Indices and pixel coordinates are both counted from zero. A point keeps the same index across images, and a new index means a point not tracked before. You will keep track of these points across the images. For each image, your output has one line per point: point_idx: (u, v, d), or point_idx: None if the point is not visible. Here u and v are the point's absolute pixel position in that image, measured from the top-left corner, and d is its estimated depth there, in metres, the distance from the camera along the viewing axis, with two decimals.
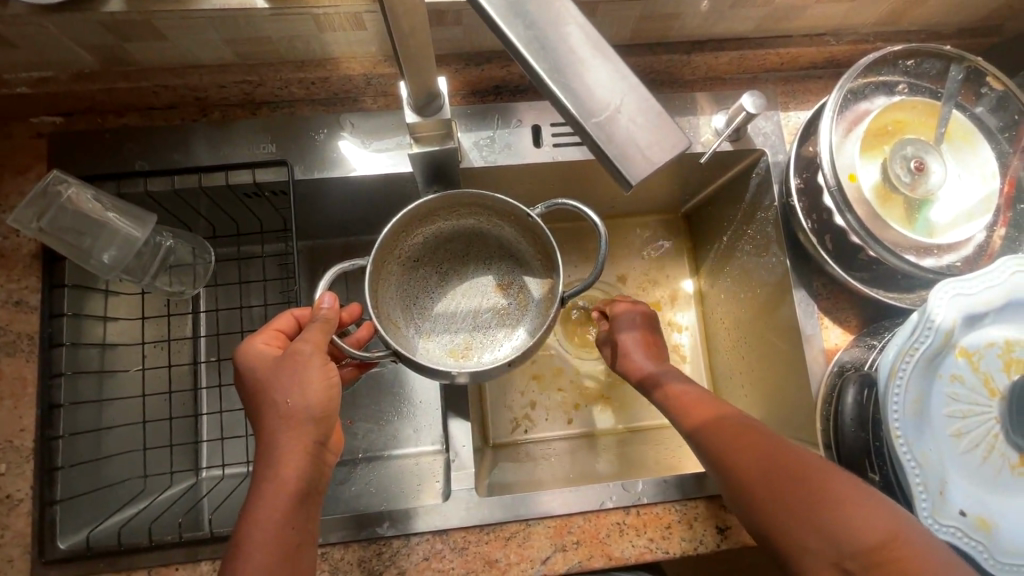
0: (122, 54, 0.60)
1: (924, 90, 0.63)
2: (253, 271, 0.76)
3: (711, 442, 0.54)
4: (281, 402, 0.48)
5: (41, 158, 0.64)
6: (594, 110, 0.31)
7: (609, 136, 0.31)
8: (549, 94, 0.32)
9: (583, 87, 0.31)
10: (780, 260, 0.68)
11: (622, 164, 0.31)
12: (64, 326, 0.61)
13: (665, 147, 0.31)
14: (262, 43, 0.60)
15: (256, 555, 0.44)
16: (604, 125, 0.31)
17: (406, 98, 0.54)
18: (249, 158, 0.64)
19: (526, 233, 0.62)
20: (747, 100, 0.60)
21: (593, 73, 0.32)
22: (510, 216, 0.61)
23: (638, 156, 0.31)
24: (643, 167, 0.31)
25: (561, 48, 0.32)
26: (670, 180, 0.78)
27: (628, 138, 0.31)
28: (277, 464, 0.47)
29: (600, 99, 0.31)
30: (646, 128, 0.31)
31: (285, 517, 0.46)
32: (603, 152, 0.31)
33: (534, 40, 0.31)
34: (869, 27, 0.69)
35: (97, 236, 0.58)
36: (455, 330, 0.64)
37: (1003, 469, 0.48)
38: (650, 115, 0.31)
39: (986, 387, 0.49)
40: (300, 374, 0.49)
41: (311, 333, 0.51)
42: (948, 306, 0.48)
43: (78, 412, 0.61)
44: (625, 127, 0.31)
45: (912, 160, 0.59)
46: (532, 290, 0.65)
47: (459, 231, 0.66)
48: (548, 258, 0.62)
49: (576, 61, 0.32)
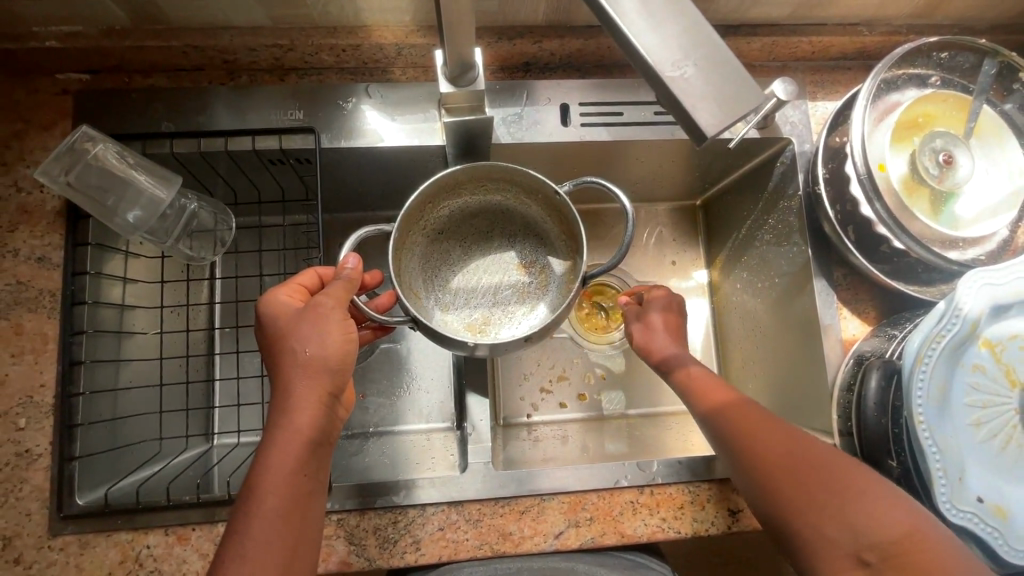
0: (154, 11, 0.59)
1: (956, 84, 0.63)
2: (271, 240, 0.76)
3: (733, 419, 0.54)
4: (299, 350, 0.48)
5: (68, 115, 0.63)
6: (672, 64, 0.33)
7: (685, 89, 0.33)
8: (631, 47, 0.33)
9: (659, 40, 0.33)
10: (801, 249, 0.68)
11: (696, 116, 0.34)
12: (86, 285, 0.61)
13: (743, 102, 0.34)
14: (295, 6, 0.60)
15: (269, 497, 0.45)
16: (679, 78, 0.33)
17: (441, 67, 0.54)
18: (276, 123, 0.64)
19: (553, 212, 0.62)
20: (779, 87, 0.61)
21: (668, 26, 0.33)
22: (537, 193, 0.61)
23: (712, 109, 0.33)
24: (720, 120, 0.33)
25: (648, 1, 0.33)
26: (691, 167, 0.78)
27: (708, 94, 0.33)
28: (291, 412, 0.47)
29: (676, 51, 0.33)
30: (719, 82, 0.34)
31: (298, 466, 0.46)
32: (677, 104, 0.34)
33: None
34: (903, 19, 0.68)
35: (122, 195, 0.58)
36: (474, 306, 0.64)
37: (1019, 459, 0.49)
38: (724, 75, 0.34)
39: (1007, 378, 0.50)
40: (321, 324, 0.49)
41: (334, 290, 0.51)
42: (976, 296, 0.48)
43: (98, 371, 0.61)
44: (698, 80, 0.33)
45: (941, 153, 0.60)
46: (554, 269, 0.65)
47: (485, 207, 0.66)
48: (572, 237, 0.62)
49: (652, 14, 0.33)
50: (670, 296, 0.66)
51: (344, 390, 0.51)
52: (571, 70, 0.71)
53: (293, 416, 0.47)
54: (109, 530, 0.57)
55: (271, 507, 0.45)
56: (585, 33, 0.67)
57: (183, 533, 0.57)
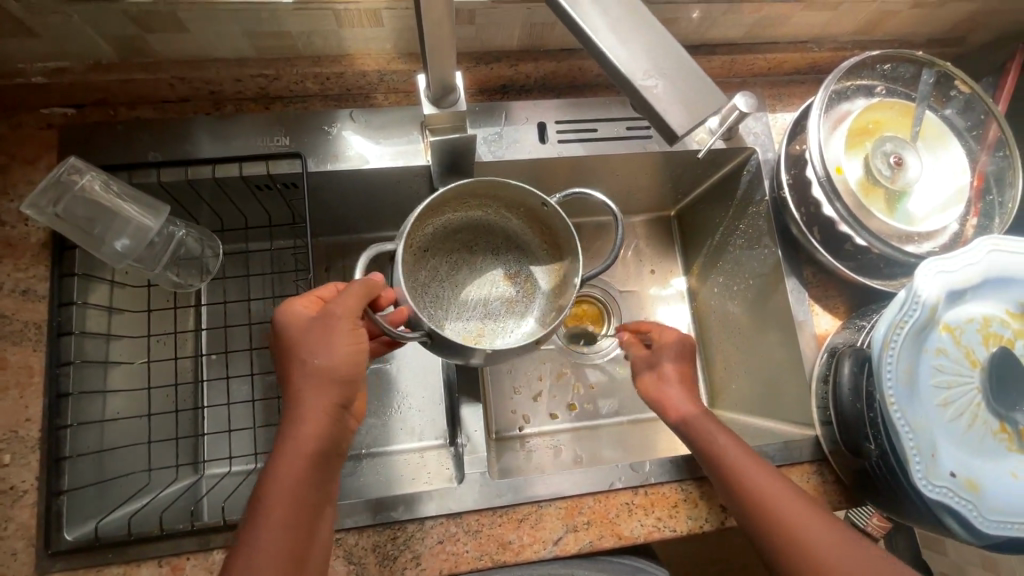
0: (140, 46, 0.61)
1: (899, 93, 0.69)
2: (258, 265, 0.77)
3: (697, 440, 0.60)
4: (309, 361, 0.49)
5: (52, 149, 0.64)
6: (643, 72, 0.36)
7: (657, 95, 0.36)
8: (606, 58, 0.36)
9: (630, 52, 0.36)
10: (772, 251, 0.72)
11: (668, 118, 0.36)
12: (72, 315, 0.60)
13: (703, 106, 0.37)
14: (280, 37, 0.62)
15: (275, 507, 0.45)
16: (651, 85, 0.36)
17: (424, 90, 0.57)
18: (262, 149, 0.66)
19: (534, 224, 0.66)
20: (740, 99, 0.66)
21: (636, 39, 0.36)
22: (520, 207, 0.64)
23: (681, 111, 0.36)
24: (688, 122, 0.37)
25: (621, 18, 0.37)
26: (666, 179, 0.82)
27: (675, 101, 0.36)
28: (300, 422, 0.48)
29: (646, 62, 0.36)
30: (685, 88, 0.37)
31: (304, 476, 0.46)
32: (650, 109, 0.36)
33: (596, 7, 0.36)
34: (847, 36, 0.73)
35: (109, 224, 0.58)
36: (466, 317, 0.66)
37: (986, 435, 0.53)
38: (689, 83, 0.37)
39: (968, 359, 0.54)
40: (331, 335, 0.50)
41: (346, 300, 0.51)
42: (932, 283, 0.51)
43: (84, 402, 0.60)
44: (667, 87, 0.36)
45: (891, 155, 0.65)
46: (539, 278, 0.68)
47: (466, 223, 0.68)
48: (556, 245, 0.65)
49: (623, 30, 0.36)
50: (684, 342, 0.67)
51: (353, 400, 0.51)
52: (547, 90, 0.74)
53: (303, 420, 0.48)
54: (99, 564, 0.55)
55: (280, 514, 0.45)
56: (557, 56, 0.71)
57: (177, 564, 0.56)
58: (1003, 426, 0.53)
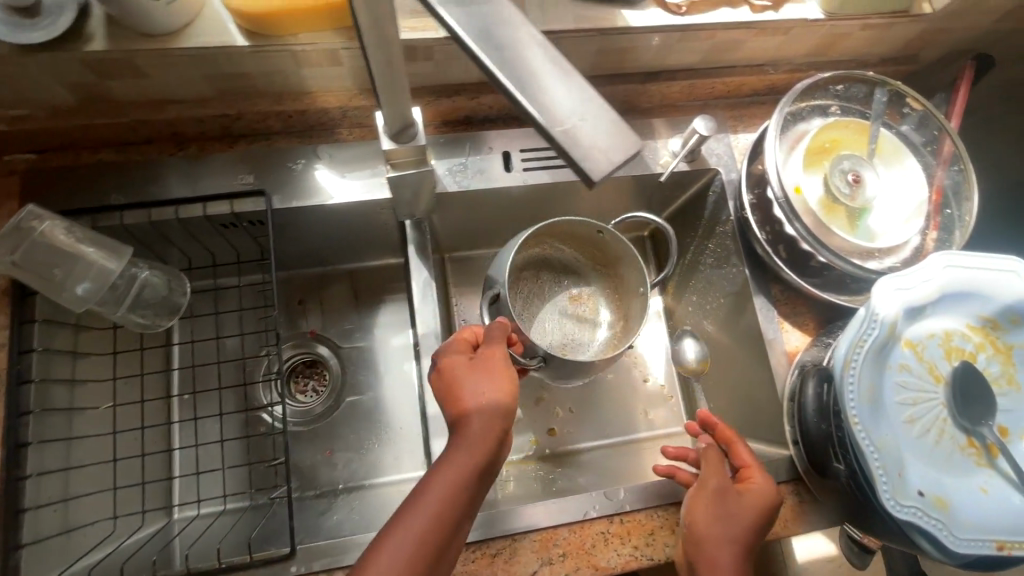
0: (101, 92, 0.61)
1: (855, 112, 0.70)
2: (229, 301, 0.76)
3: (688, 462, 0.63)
4: (476, 393, 0.54)
5: (13, 195, 0.63)
6: (559, 118, 0.33)
7: (574, 140, 0.33)
8: (519, 104, 0.34)
9: (545, 99, 0.33)
10: (739, 271, 0.73)
11: (586, 162, 0.32)
12: (33, 362, 0.59)
13: (622, 146, 0.33)
14: (241, 79, 0.62)
15: (421, 521, 0.47)
16: (569, 131, 0.33)
17: (383, 126, 0.56)
18: (227, 188, 0.66)
19: (587, 249, 0.76)
20: (700, 124, 0.67)
21: (554, 86, 0.34)
22: (577, 236, 0.75)
23: (601, 156, 0.32)
24: (608, 166, 0.32)
25: (531, 63, 0.34)
26: (634, 202, 0.83)
27: (592, 142, 0.33)
28: (466, 447, 0.51)
29: (564, 108, 0.33)
30: (607, 133, 0.33)
31: (458, 498, 0.49)
32: (567, 153, 0.33)
33: (506, 54, 0.34)
34: (802, 59, 0.75)
35: (70, 269, 0.58)
36: (549, 338, 0.75)
37: (953, 450, 0.52)
38: (607, 123, 0.33)
39: (931, 374, 0.54)
40: (490, 374, 0.55)
41: (494, 347, 0.58)
42: (889, 301, 0.52)
43: (47, 451, 0.59)
44: (585, 132, 0.33)
45: (849, 173, 0.66)
46: (599, 302, 0.79)
47: (529, 260, 0.77)
48: (608, 264, 0.77)
49: (540, 77, 0.34)
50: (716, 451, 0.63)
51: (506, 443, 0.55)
52: (511, 120, 0.75)
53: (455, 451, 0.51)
54: None
55: (415, 535, 0.47)
56: None
57: None
58: (970, 441, 0.53)
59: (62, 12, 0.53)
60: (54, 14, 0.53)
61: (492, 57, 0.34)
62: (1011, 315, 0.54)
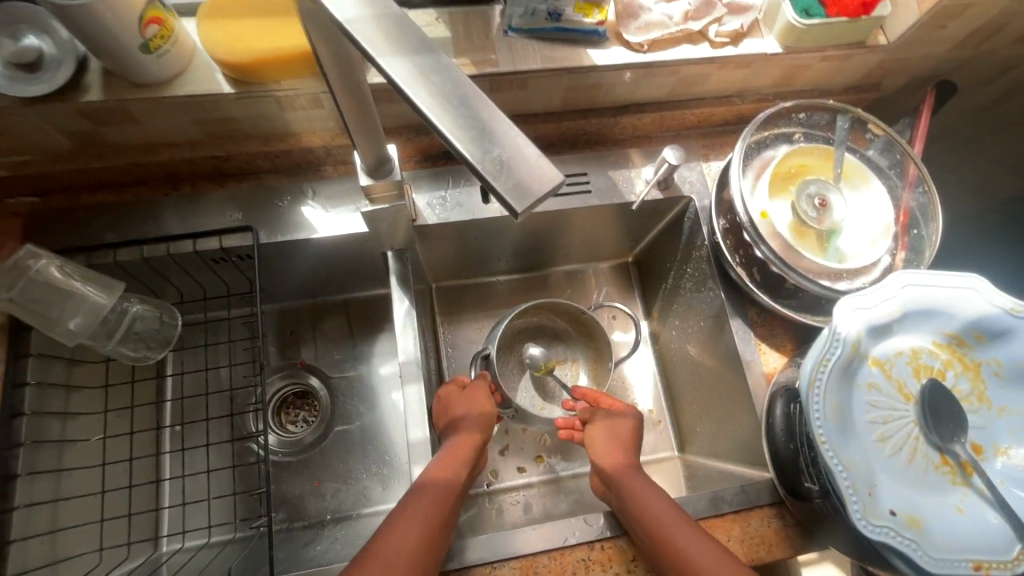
0: (98, 138, 0.64)
1: (819, 138, 0.73)
2: (219, 333, 0.78)
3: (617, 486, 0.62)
4: (466, 408, 0.70)
5: (14, 235, 0.66)
6: (479, 146, 0.30)
7: (493, 168, 0.30)
8: (440, 137, 0.31)
9: (465, 127, 0.31)
10: (716, 294, 0.74)
11: (507, 192, 0.29)
12: (26, 396, 0.62)
13: (546, 178, 0.30)
14: (229, 123, 0.66)
15: (426, 492, 0.57)
16: (491, 158, 0.30)
17: (359, 163, 0.59)
18: (218, 225, 0.69)
19: (575, 325, 0.83)
20: (669, 153, 0.70)
21: (471, 113, 0.31)
22: (566, 313, 0.82)
23: (521, 185, 0.30)
24: (530, 195, 0.29)
25: (451, 99, 0.32)
26: (615, 229, 0.85)
27: (517, 175, 0.30)
28: (456, 444, 0.65)
29: (483, 135, 0.31)
30: (527, 160, 0.30)
31: (452, 480, 0.60)
32: (487, 181, 0.29)
33: (421, 90, 0.32)
34: (768, 90, 0.78)
35: (64, 306, 0.61)
36: (531, 395, 0.81)
37: (927, 468, 0.52)
38: (531, 155, 0.30)
39: (901, 393, 0.54)
40: (477, 395, 0.72)
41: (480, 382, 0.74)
42: (850, 319, 0.53)
43: (36, 483, 0.61)
44: (507, 159, 0.30)
45: (816, 198, 0.68)
46: (583, 371, 0.84)
47: (526, 327, 0.83)
48: (592, 340, 0.82)
49: (457, 107, 0.31)
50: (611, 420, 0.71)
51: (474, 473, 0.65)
52: None
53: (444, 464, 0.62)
54: None
55: (421, 516, 0.54)
56: None
57: None
58: (944, 459, 0.53)
59: (61, 66, 0.57)
60: (54, 69, 0.57)
61: (408, 95, 0.32)
62: (976, 332, 0.55)
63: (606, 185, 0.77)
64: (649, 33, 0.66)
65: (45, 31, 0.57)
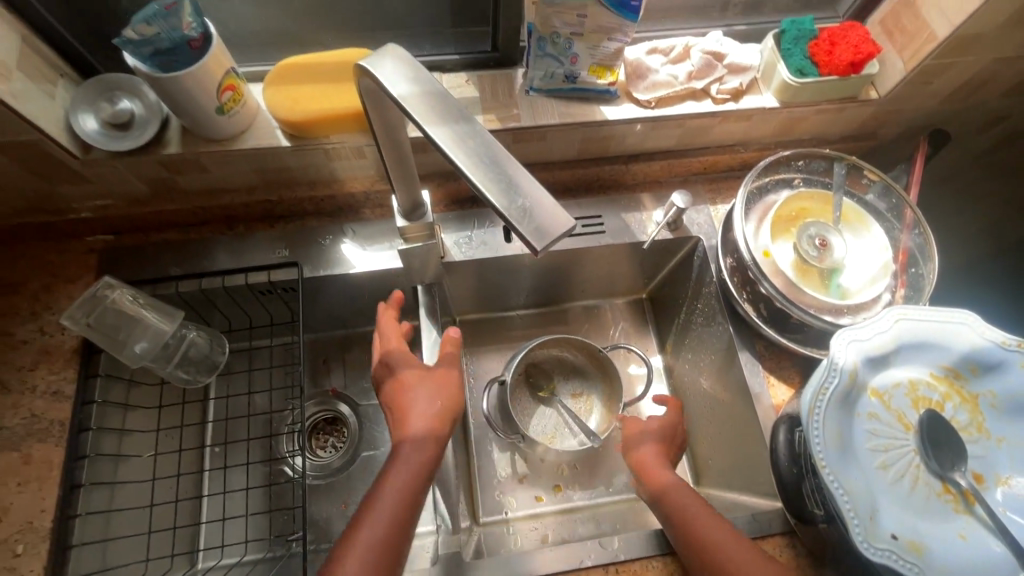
0: (170, 185, 0.74)
1: (818, 183, 0.78)
2: (261, 360, 0.85)
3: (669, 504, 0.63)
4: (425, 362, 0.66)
5: (91, 269, 0.75)
6: (507, 196, 0.37)
7: (516, 214, 0.36)
8: (474, 189, 0.37)
9: (495, 181, 0.37)
10: (725, 328, 0.78)
11: (527, 234, 0.35)
12: (92, 413, 0.68)
13: (560, 223, 0.36)
14: (283, 171, 0.75)
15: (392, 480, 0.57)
16: (516, 206, 0.36)
17: (396, 207, 0.66)
18: (267, 260, 0.77)
19: (592, 361, 0.88)
20: (677, 198, 0.76)
21: (499, 170, 0.38)
22: (584, 350, 0.87)
23: (539, 228, 0.36)
24: (547, 236, 0.35)
25: (484, 158, 0.38)
26: (629, 267, 0.90)
27: (537, 220, 0.36)
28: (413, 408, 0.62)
29: (510, 188, 0.37)
30: (545, 209, 0.36)
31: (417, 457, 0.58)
32: (511, 226, 0.36)
33: (460, 152, 0.39)
34: (769, 139, 0.84)
35: (131, 330, 0.68)
36: (544, 422, 0.85)
37: (929, 495, 0.54)
38: (549, 204, 0.37)
39: (901, 422, 0.57)
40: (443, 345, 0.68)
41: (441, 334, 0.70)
42: (847, 350, 0.57)
43: (94, 493, 0.67)
44: (528, 207, 0.36)
45: (816, 238, 0.72)
46: (596, 404, 0.87)
47: (547, 358, 0.88)
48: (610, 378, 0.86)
49: (489, 164, 0.38)
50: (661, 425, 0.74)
51: (422, 505, 0.58)
52: None
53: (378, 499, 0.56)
54: None
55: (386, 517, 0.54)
56: None
57: None
58: (946, 487, 0.55)
59: (148, 125, 0.66)
60: (142, 126, 0.67)
61: (449, 155, 0.39)
62: (971, 365, 0.58)
63: (619, 226, 0.83)
64: (656, 91, 0.74)
65: (136, 94, 0.67)
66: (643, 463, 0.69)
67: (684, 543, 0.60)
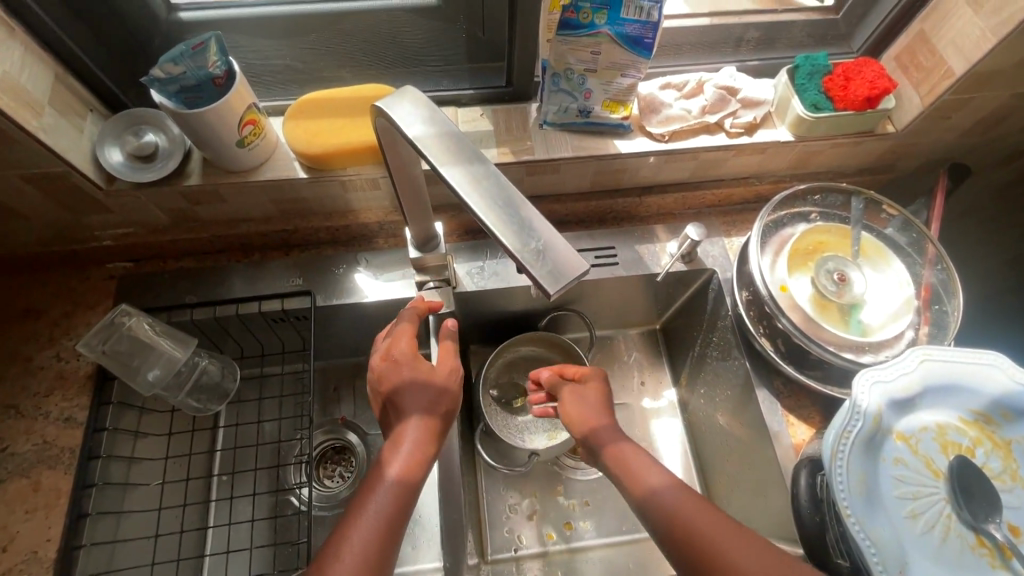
0: (189, 215, 0.75)
1: (836, 217, 0.77)
2: (271, 388, 0.85)
3: (660, 504, 0.57)
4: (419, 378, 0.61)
5: (110, 296, 0.77)
6: (520, 238, 0.36)
7: (530, 257, 0.36)
8: (488, 232, 0.37)
9: (509, 222, 0.37)
10: (741, 363, 0.76)
11: (542, 277, 0.35)
12: (102, 440, 0.68)
13: (574, 266, 0.36)
14: (299, 201, 0.76)
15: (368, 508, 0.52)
16: (530, 249, 0.36)
17: (410, 238, 0.67)
18: (280, 289, 0.77)
19: (546, 347, 0.87)
20: (691, 230, 0.75)
21: (511, 211, 0.38)
22: (533, 339, 0.87)
23: (553, 271, 0.36)
24: (560, 281, 0.35)
25: (498, 201, 0.38)
26: (641, 299, 0.89)
27: (552, 262, 0.36)
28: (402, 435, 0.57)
29: (524, 229, 0.37)
30: (559, 252, 0.36)
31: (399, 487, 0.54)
32: (526, 270, 0.36)
33: (474, 194, 0.39)
34: (784, 172, 0.84)
35: (146, 358, 0.69)
36: (537, 431, 0.83)
37: (963, 549, 0.51)
38: (563, 247, 0.37)
39: (930, 469, 0.54)
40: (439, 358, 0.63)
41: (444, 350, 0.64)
42: (869, 392, 0.55)
43: (100, 524, 0.66)
44: (541, 250, 0.36)
45: (835, 273, 0.71)
46: None
47: (503, 367, 0.87)
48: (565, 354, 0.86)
49: (502, 206, 0.38)
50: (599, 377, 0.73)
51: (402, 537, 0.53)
52: None
53: (351, 542, 0.49)
54: None
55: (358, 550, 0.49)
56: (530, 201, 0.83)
57: None
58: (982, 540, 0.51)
59: (171, 156, 0.68)
60: (165, 158, 0.68)
61: (464, 198, 0.39)
62: (1002, 409, 0.56)
63: (632, 257, 0.82)
64: (670, 125, 0.74)
65: (161, 127, 0.69)
66: (620, 460, 0.63)
67: (676, 547, 0.54)
